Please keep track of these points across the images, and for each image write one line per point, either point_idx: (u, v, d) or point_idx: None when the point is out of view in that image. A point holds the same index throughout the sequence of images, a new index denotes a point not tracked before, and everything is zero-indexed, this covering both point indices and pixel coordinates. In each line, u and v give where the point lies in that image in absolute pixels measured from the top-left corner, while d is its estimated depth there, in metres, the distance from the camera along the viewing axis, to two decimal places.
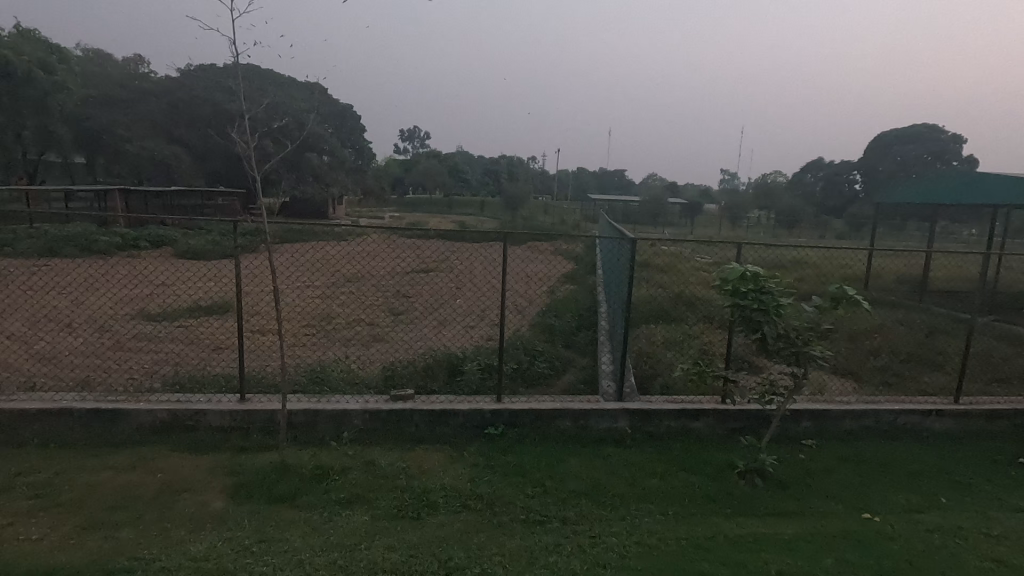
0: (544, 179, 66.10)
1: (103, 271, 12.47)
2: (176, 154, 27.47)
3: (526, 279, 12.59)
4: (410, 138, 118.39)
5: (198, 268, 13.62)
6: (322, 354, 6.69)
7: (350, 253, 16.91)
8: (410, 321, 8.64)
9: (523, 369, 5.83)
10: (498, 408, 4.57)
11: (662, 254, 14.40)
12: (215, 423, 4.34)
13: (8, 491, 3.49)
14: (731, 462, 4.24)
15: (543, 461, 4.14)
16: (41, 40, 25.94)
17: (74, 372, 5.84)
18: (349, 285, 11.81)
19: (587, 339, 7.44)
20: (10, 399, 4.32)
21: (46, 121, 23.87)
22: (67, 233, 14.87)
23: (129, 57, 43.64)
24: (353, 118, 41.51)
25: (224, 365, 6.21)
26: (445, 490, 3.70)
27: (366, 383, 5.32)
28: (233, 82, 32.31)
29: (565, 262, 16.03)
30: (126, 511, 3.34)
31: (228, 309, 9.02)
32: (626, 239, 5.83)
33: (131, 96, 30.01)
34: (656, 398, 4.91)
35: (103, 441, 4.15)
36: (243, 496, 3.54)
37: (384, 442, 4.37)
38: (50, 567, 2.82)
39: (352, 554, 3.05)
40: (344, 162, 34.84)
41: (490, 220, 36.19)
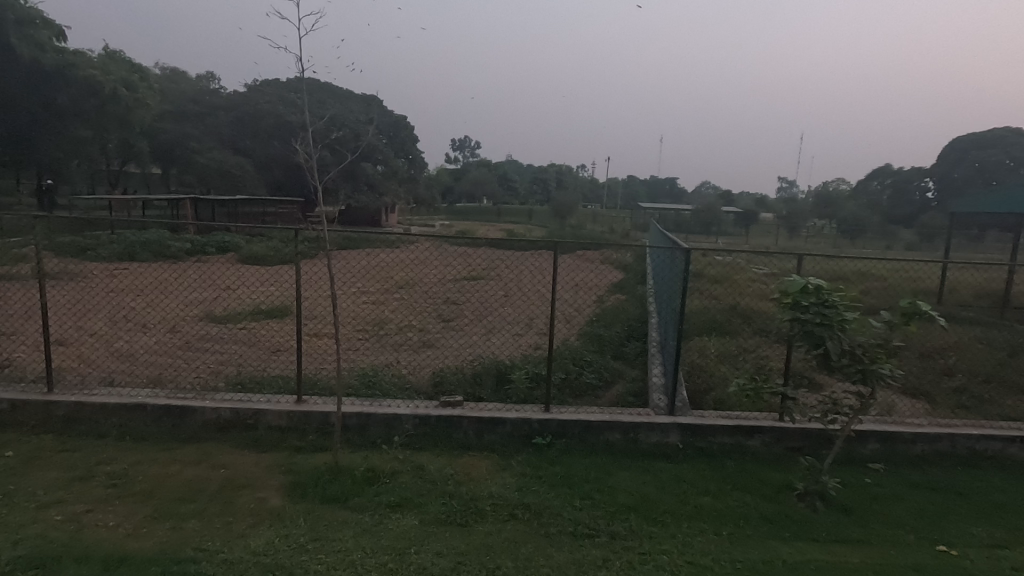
0: (593, 187, 65.61)
1: (175, 275, 13.25)
2: (241, 164, 28.96)
3: (575, 287, 12.54)
4: (461, 148, 121.34)
5: (258, 273, 14.30)
6: (374, 359, 6.85)
7: (403, 261, 17.31)
8: (459, 328, 8.74)
9: (572, 379, 5.78)
10: (546, 418, 4.56)
11: (716, 265, 14.03)
12: (274, 422, 4.52)
13: (89, 479, 3.75)
14: (789, 483, 4.06)
15: (591, 474, 4.08)
16: (125, 60, 27.92)
17: (148, 369, 6.25)
18: (401, 291, 12.06)
19: (636, 350, 7.31)
20: (91, 393, 4.66)
21: (128, 135, 25.76)
22: (144, 239, 15.94)
23: (202, 75, 46.72)
24: (407, 128, 42.66)
25: (282, 368, 6.45)
26: (493, 499, 3.71)
27: (415, 388, 5.41)
28: (295, 96, 33.76)
29: (614, 271, 15.87)
30: (191, 503, 3.52)
31: (287, 313, 9.42)
32: (679, 250, 5.73)
33: (203, 110, 31.97)
34: (709, 414, 4.78)
35: (172, 435, 4.40)
36: (299, 495, 3.67)
37: (432, 447, 4.43)
38: (124, 554, 3.00)
39: (402, 558, 3.10)
40: (397, 171, 35.77)
41: (539, 229, 36.28)
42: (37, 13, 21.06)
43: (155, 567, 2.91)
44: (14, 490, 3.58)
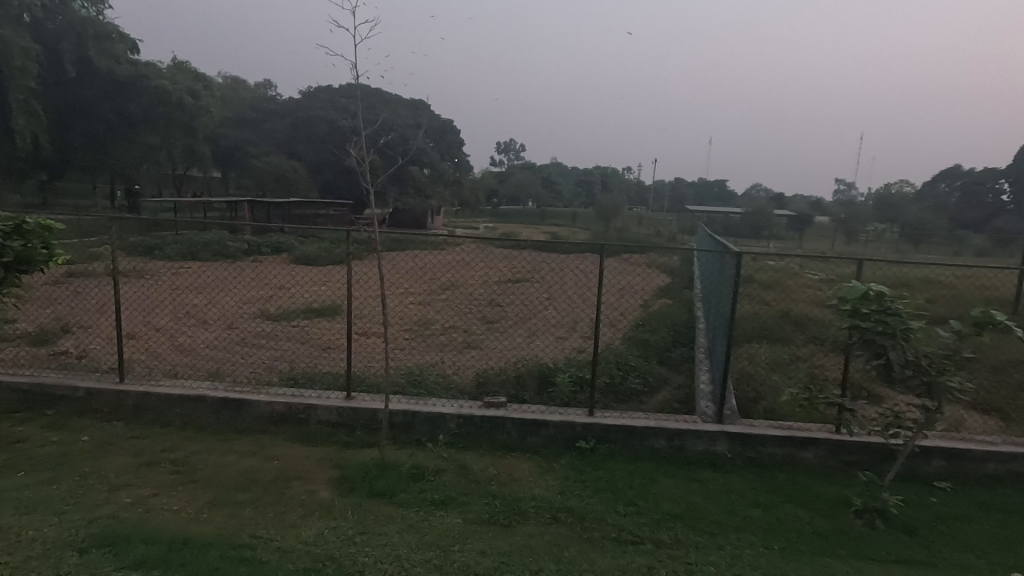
0: (638, 190, 64.59)
1: (233, 274, 13.87)
2: (295, 168, 30.05)
3: (620, 291, 12.38)
4: (506, 151, 122.03)
5: (310, 273, 14.81)
6: (419, 359, 6.97)
7: (448, 262, 17.54)
8: (503, 330, 8.80)
9: (616, 383, 5.71)
10: (589, 422, 4.53)
11: (767, 271, 13.55)
12: (324, 417, 4.67)
13: (155, 465, 3.98)
14: (846, 498, 3.88)
15: (635, 480, 4.03)
16: (190, 70, 29.52)
17: (208, 363, 6.57)
18: (445, 293, 12.23)
19: (682, 356, 7.16)
20: (156, 385, 4.94)
21: (191, 141, 27.18)
22: (205, 240, 16.79)
23: (260, 83, 48.88)
24: (453, 132, 43.28)
25: (331, 365, 6.65)
26: (535, 501, 3.72)
27: (459, 389, 5.48)
28: (347, 101, 34.80)
29: (660, 274, 15.59)
30: (246, 493, 3.68)
31: (336, 312, 9.72)
32: (729, 255, 5.58)
33: (260, 116, 33.40)
34: (759, 423, 4.64)
35: (230, 426, 4.61)
36: (347, 489, 3.77)
37: (475, 446, 4.47)
38: (187, 537, 3.17)
39: (446, 555, 3.15)
40: (443, 174, 36.34)
41: (583, 232, 36.12)
42: (115, 28, 22.57)
43: (214, 551, 3.05)
44: (89, 472, 3.84)
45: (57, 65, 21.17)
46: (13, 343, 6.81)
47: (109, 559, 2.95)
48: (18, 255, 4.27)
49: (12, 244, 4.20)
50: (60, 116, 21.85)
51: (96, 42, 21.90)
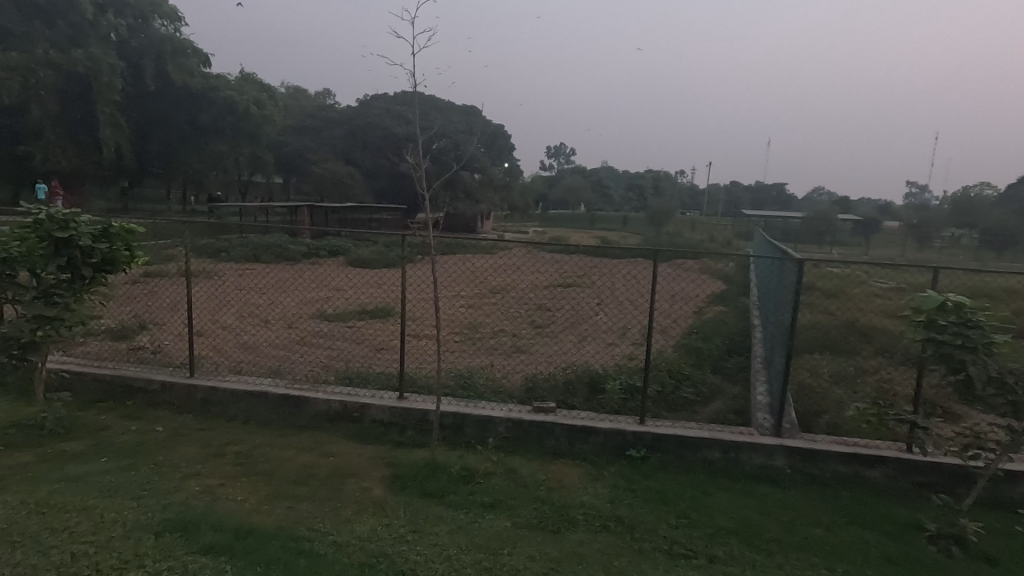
0: (691, 194, 62.91)
1: (293, 275, 14.47)
2: (351, 174, 31.10)
3: (672, 297, 12.11)
4: (556, 156, 122.05)
5: (365, 275, 15.26)
6: (470, 361, 7.06)
7: (498, 266, 17.69)
8: (552, 334, 8.79)
9: (668, 392, 5.58)
10: (640, 430, 4.45)
11: (830, 279, 12.93)
12: (377, 417, 4.79)
13: (221, 457, 4.20)
14: (917, 522, 3.65)
15: (687, 491, 3.92)
16: (257, 81, 31.09)
17: (270, 361, 6.88)
18: (495, 296, 12.34)
19: (737, 366, 6.92)
20: (222, 380, 5.21)
21: (255, 148, 28.52)
22: (267, 243, 17.61)
23: (319, 93, 50.94)
24: (504, 137, 43.66)
25: (385, 365, 6.82)
26: (584, 508, 3.69)
27: (508, 393, 5.49)
28: (401, 108, 35.73)
29: (714, 281, 15.16)
30: (304, 487, 3.83)
31: (389, 314, 9.97)
32: (789, 261, 5.38)
33: (320, 124, 34.77)
34: (821, 438, 4.43)
35: (289, 422, 4.81)
36: (399, 486, 3.86)
37: (524, 451, 4.48)
38: (250, 526, 3.32)
39: (495, 557, 3.17)
40: (494, 179, 36.67)
41: (634, 237, 35.54)
42: (190, 43, 24.05)
43: (275, 542, 3.18)
44: (162, 461, 4.09)
45: (138, 80, 22.83)
46: (98, 337, 7.35)
47: (181, 543, 3.13)
48: (104, 256, 4.62)
49: (99, 246, 4.55)
50: (141, 125, 23.74)
51: (172, 58, 23.29)
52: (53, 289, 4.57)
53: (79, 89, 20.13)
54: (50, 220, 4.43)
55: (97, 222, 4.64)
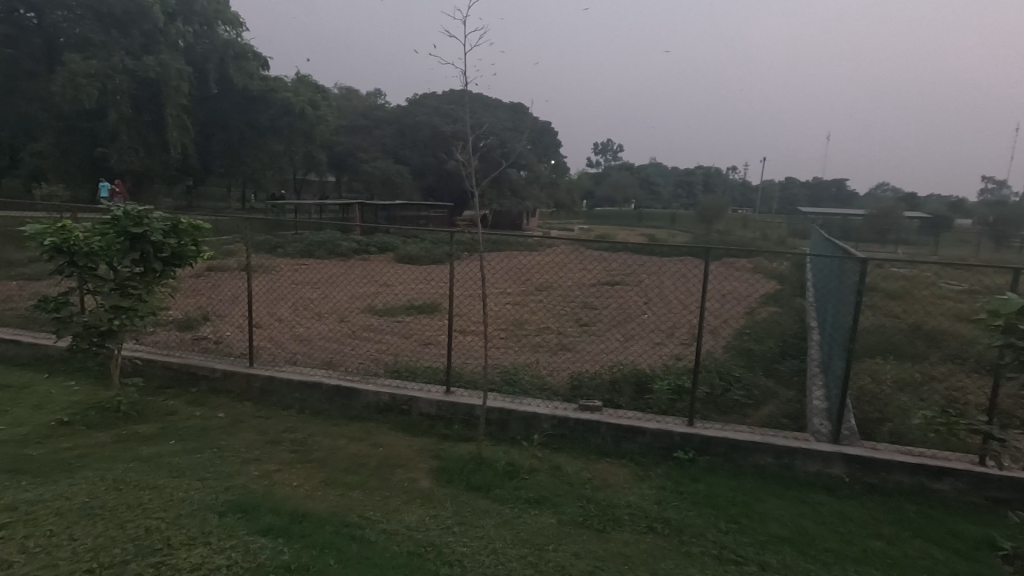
0: (744, 190, 60.85)
1: (344, 271, 14.91)
2: (400, 172, 31.79)
3: (722, 297, 11.79)
4: (603, 153, 120.86)
5: (413, 271, 15.54)
6: (515, 359, 7.07)
7: (543, 263, 17.66)
8: (598, 333, 8.71)
9: (717, 394, 5.44)
10: (688, 432, 4.37)
11: (894, 281, 12.24)
12: (425, 410, 4.89)
13: (278, 443, 4.39)
14: (990, 539, 3.43)
15: (738, 496, 3.82)
16: (313, 83, 32.15)
17: (323, 353, 7.13)
18: (540, 294, 12.33)
19: (791, 368, 6.67)
20: (279, 370, 5.45)
21: (310, 147, 29.50)
22: (320, 239, 18.22)
23: (370, 93, 52.13)
24: (551, 134, 43.49)
25: (432, 360, 6.95)
26: (630, 508, 3.65)
27: (553, 390, 5.48)
28: (449, 107, 36.14)
29: (767, 280, 14.64)
30: (355, 475, 3.95)
31: (437, 310, 10.13)
32: (851, 261, 5.14)
33: (370, 123, 35.63)
34: (883, 446, 4.22)
35: (341, 412, 4.98)
36: (445, 479, 3.93)
37: (569, 448, 4.48)
38: (306, 510, 3.46)
39: (540, 553, 3.18)
40: (539, 176, 36.60)
41: (683, 235, 34.72)
42: (250, 48, 25.12)
43: (329, 527, 3.30)
44: (224, 445, 4.31)
45: (204, 84, 24.06)
46: (165, 328, 7.80)
47: (243, 524, 3.29)
48: (173, 251, 4.92)
49: (169, 242, 4.84)
50: (205, 127, 25.02)
51: (235, 62, 24.38)
52: (128, 282, 4.89)
53: (149, 93, 21.38)
54: (125, 217, 4.72)
55: (167, 219, 4.93)
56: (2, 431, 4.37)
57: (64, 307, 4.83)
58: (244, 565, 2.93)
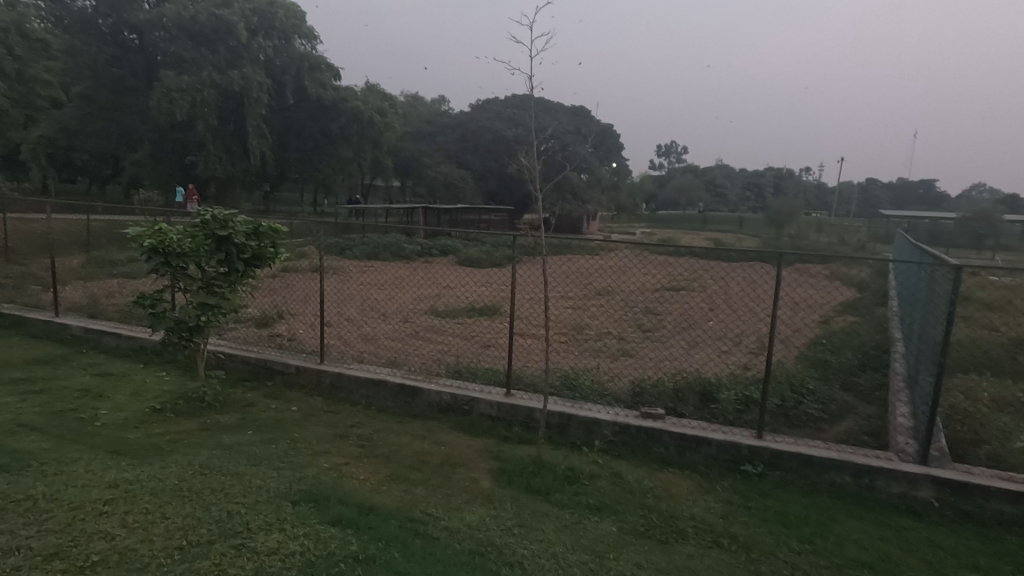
0: (819, 192, 57.51)
1: (408, 273, 15.34)
2: (463, 177, 32.42)
3: (794, 305, 11.22)
4: (666, 155, 118.12)
5: (474, 274, 15.80)
6: (575, 363, 7.04)
7: (603, 267, 17.45)
8: (660, 339, 8.51)
9: (789, 407, 5.18)
10: (757, 445, 4.19)
11: (993, 290, 11.20)
12: (485, 411, 4.96)
13: (346, 438, 4.58)
14: None
15: (812, 515, 3.62)
16: (381, 91, 33.36)
17: (388, 352, 7.37)
18: (601, 298, 12.19)
19: (872, 382, 6.25)
20: (347, 367, 5.68)
21: (377, 153, 30.57)
22: (386, 242, 18.86)
23: (435, 100, 53.59)
24: (613, 137, 42.93)
25: (493, 361, 7.04)
26: (694, 521, 3.55)
27: (614, 396, 5.41)
28: (512, 111, 36.41)
29: (845, 288, 13.77)
30: (418, 472, 4.06)
31: (497, 312, 10.23)
32: (943, 268, 4.74)
33: (434, 129, 36.50)
34: (977, 470, 3.88)
35: (405, 410, 5.12)
36: (505, 480, 3.97)
37: (631, 456, 4.39)
38: (373, 504, 3.59)
39: (602, 560, 3.14)
40: (601, 179, 36.23)
41: (751, 239, 33.27)
42: (325, 60, 26.50)
43: (394, 521, 3.40)
44: (297, 437, 4.54)
45: (282, 95, 25.49)
46: (245, 325, 8.32)
47: (315, 513, 3.45)
48: (254, 252, 5.24)
49: (251, 243, 5.17)
50: (282, 135, 26.49)
51: (309, 74, 25.65)
52: (213, 281, 5.24)
53: (233, 105, 22.92)
54: (213, 221, 5.08)
55: (249, 222, 5.25)
56: (105, 415, 4.80)
57: (158, 303, 5.23)
58: (316, 553, 3.07)
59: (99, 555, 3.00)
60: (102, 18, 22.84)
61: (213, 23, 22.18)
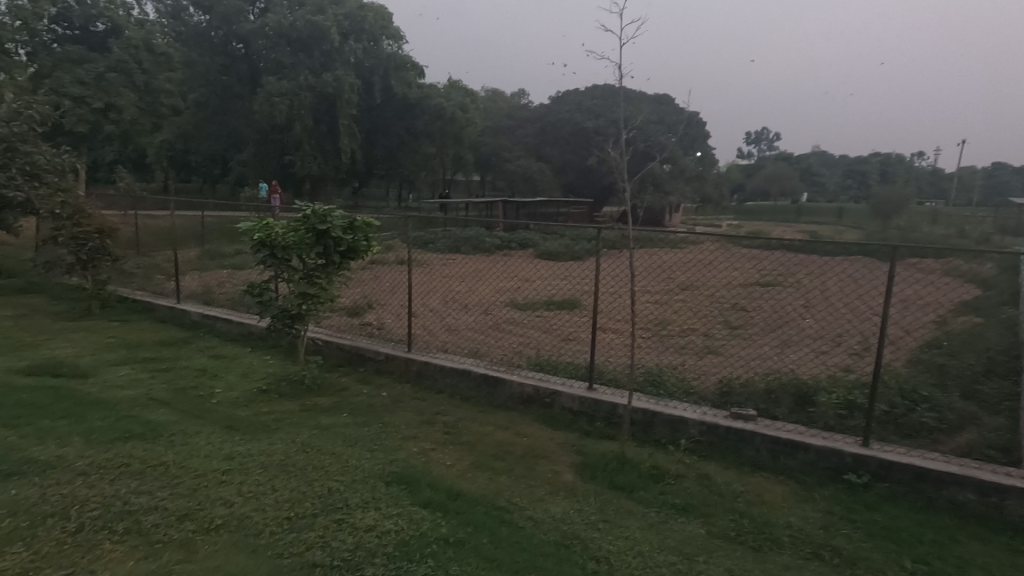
0: (935, 179, 51.91)
1: (488, 266, 15.61)
2: (542, 170, 32.47)
3: (903, 303, 10.24)
4: (756, 142, 111.82)
5: (554, 267, 15.76)
6: (658, 359, 6.86)
7: (687, 261, 16.82)
8: (749, 337, 8.11)
9: (899, 414, 4.74)
10: (862, 453, 3.89)
11: None
12: (567, 405, 4.95)
13: (433, 425, 4.74)
14: None
15: (927, 534, 3.31)
16: (462, 88, 34.06)
17: (470, 343, 7.53)
18: (684, 293, 11.77)
19: (1001, 391, 5.58)
20: (432, 357, 5.86)
21: (459, 148, 31.26)
22: (466, 236, 19.29)
23: (516, 94, 54.00)
24: (698, 125, 41.14)
25: (574, 355, 7.01)
26: (790, 530, 3.36)
27: (700, 394, 5.21)
28: (592, 102, 35.87)
29: (967, 285, 12.34)
30: (502, 461, 4.14)
31: (577, 306, 10.17)
32: None
33: (514, 123, 36.74)
34: None
35: (488, 400, 5.23)
36: (589, 475, 3.95)
37: (720, 458, 4.22)
38: (460, 489, 3.70)
39: (690, 563, 3.05)
40: (684, 170, 34.97)
41: (852, 231, 30.68)
42: (411, 59, 27.42)
43: (481, 508, 3.49)
44: (388, 421, 4.77)
45: (370, 94, 26.67)
46: (338, 314, 8.84)
47: (407, 495, 3.61)
48: (349, 245, 5.55)
49: (347, 236, 5.48)
50: (370, 133, 27.75)
51: (396, 73, 26.61)
52: (313, 272, 5.60)
53: (326, 106, 24.28)
54: (314, 215, 5.42)
55: (346, 218, 5.57)
56: (220, 393, 5.30)
57: (265, 293, 5.63)
58: (410, 533, 3.21)
59: (222, 520, 3.32)
60: (214, 30, 24.58)
61: (309, 29, 23.62)
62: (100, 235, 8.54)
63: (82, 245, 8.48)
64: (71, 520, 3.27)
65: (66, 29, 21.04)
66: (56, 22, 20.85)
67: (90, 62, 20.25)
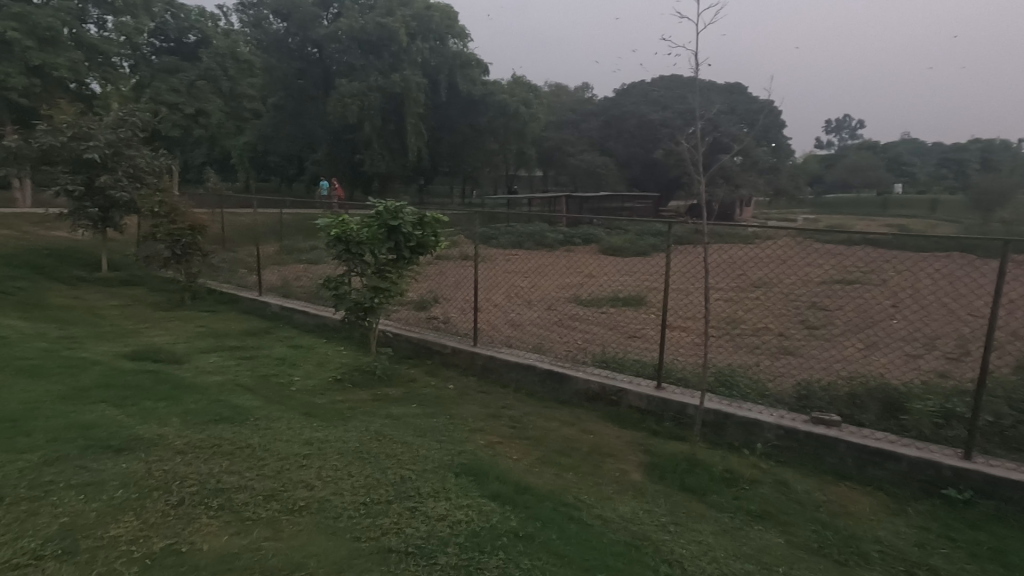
0: None
1: (551, 262, 15.56)
2: (605, 165, 32.04)
3: (1008, 304, 9.31)
4: (836, 131, 105.01)
5: (618, 263, 15.50)
6: (729, 360, 6.58)
7: (759, 257, 16.05)
8: (830, 338, 7.62)
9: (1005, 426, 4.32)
10: (963, 467, 3.58)
11: None
12: (634, 403, 4.86)
13: (499, 418, 4.79)
14: None
15: None
16: (526, 83, 34.06)
17: (534, 338, 7.54)
18: (757, 290, 11.24)
19: None
20: (497, 351, 5.91)
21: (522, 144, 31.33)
22: (529, 232, 19.30)
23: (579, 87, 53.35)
24: (772, 113, 39.12)
25: (641, 353, 6.86)
26: (880, 545, 3.14)
27: (776, 397, 4.95)
28: (659, 93, 34.90)
29: None
30: (569, 458, 4.11)
31: (642, 303, 9.94)
32: None
33: (578, 117, 36.35)
34: None
35: (553, 396, 5.21)
36: (658, 475, 3.86)
37: (799, 464, 4.00)
38: (527, 483, 3.72)
39: (769, 573, 2.92)
40: (756, 161, 33.42)
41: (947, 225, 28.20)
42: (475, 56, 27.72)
43: (549, 504, 3.49)
44: (455, 413, 4.86)
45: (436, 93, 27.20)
46: (406, 307, 9.09)
47: (475, 486, 3.67)
48: (419, 241, 5.72)
49: (417, 232, 5.65)
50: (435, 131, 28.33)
51: (461, 71, 26.99)
52: (385, 267, 5.81)
53: (394, 106, 24.98)
54: (385, 212, 5.62)
55: (416, 214, 5.74)
56: (298, 381, 5.59)
57: (340, 286, 5.87)
58: (480, 524, 3.27)
59: (304, 501, 3.50)
60: (291, 36, 25.79)
61: (379, 31, 24.40)
62: (192, 231, 9.25)
63: (176, 241, 9.18)
64: (173, 493, 3.55)
65: (163, 42, 22.80)
66: (154, 36, 22.64)
67: (182, 72, 21.91)
